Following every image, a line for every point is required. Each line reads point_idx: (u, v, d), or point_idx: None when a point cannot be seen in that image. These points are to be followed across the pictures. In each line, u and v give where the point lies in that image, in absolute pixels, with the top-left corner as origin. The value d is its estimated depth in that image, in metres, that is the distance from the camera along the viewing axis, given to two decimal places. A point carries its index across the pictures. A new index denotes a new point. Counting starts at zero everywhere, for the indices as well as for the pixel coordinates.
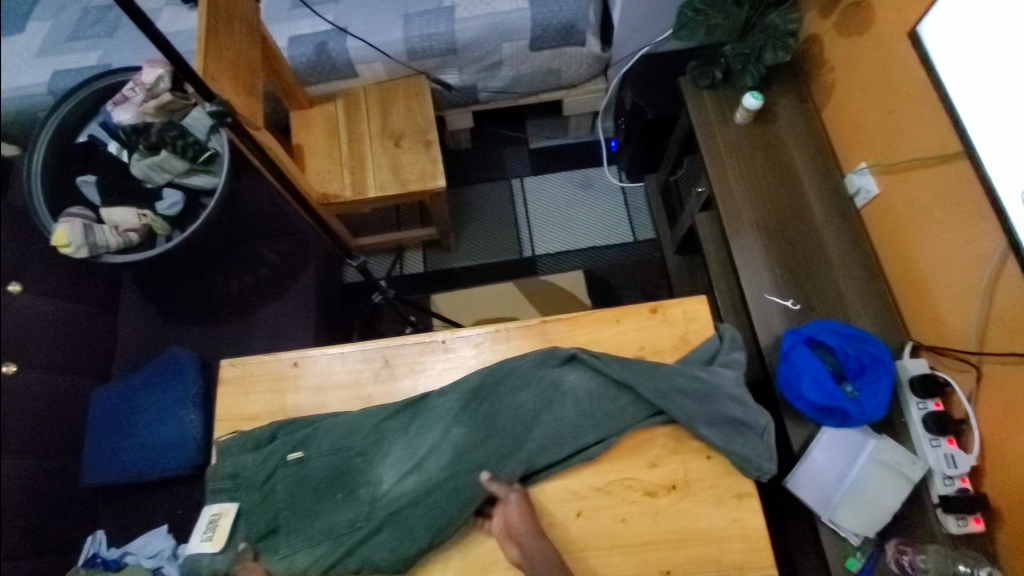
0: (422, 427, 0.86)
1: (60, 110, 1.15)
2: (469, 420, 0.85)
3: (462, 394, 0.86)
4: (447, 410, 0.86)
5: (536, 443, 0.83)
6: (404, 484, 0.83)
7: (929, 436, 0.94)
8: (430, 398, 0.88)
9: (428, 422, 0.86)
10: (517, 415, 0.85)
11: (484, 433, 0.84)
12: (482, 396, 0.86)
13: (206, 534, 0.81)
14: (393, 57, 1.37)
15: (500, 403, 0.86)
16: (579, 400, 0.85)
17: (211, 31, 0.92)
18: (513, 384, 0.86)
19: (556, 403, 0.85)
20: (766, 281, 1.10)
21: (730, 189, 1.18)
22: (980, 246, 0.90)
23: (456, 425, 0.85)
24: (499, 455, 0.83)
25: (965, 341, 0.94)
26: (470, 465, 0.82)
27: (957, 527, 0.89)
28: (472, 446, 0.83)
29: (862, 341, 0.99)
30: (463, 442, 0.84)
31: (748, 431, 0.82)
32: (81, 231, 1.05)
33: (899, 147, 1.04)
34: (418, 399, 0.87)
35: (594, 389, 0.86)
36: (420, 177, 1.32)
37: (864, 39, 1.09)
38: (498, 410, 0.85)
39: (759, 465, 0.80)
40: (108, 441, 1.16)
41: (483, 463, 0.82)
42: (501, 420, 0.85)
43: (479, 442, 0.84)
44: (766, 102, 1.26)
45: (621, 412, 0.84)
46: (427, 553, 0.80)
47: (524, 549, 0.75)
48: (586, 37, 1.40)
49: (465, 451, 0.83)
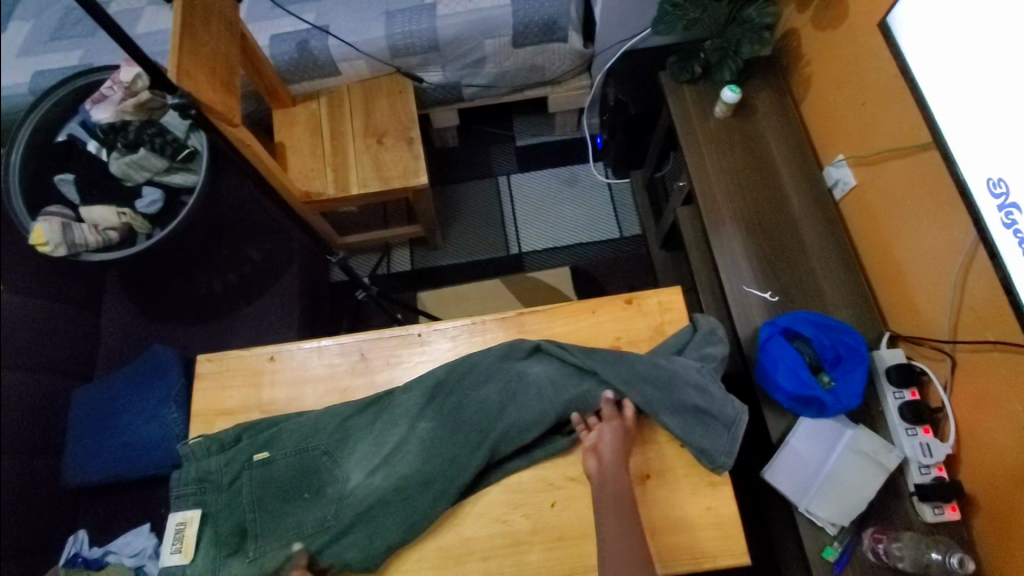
0: (387, 424, 0.86)
1: (39, 108, 1.15)
2: (434, 416, 0.85)
3: (427, 389, 0.86)
4: (412, 405, 0.86)
5: (500, 437, 0.82)
6: (370, 481, 0.83)
7: (906, 425, 0.94)
8: (396, 394, 0.88)
9: (393, 419, 0.86)
10: (481, 408, 0.85)
11: (449, 428, 0.84)
12: (446, 390, 0.87)
13: (174, 546, 0.81)
14: (376, 55, 1.37)
15: (464, 397, 0.86)
16: (542, 389, 0.85)
17: (187, 26, 0.92)
18: (477, 378, 0.87)
19: (519, 394, 0.85)
20: (744, 273, 1.11)
21: (709, 183, 1.19)
22: (952, 235, 0.90)
23: (421, 421, 0.85)
24: (465, 449, 0.83)
25: (939, 330, 0.95)
26: (437, 460, 0.82)
27: (933, 515, 0.90)
28: (438, 441, 0.84)
29: (838, 331, 0.99)
30: (429, 437, 0.84)
31: (716, 421, 0.82)
32: (59, 230, 1.06)
33: (874, 138, 1.05)
34: (384, 396, 0.88)
35: (556, 376, 0.86)
36: (402, 174, 1.33)
37: (839, 33, 1.10)
38: (462, 405, 0.86)
39: (715, 458, 0.81)
40: (91, 442, 1.16)
41: (449, 457, 0.82)
42: (467, 413, 0.85)
43: (445, 437, 0.84)
44: (745, 96, 1.26)
45: (588, 402, 0.85)
46: (397, 552, 0.80)
47: (602, 468, 0.78)
48: (568, 33, 1.40)
49: (431, 446, 0.84)
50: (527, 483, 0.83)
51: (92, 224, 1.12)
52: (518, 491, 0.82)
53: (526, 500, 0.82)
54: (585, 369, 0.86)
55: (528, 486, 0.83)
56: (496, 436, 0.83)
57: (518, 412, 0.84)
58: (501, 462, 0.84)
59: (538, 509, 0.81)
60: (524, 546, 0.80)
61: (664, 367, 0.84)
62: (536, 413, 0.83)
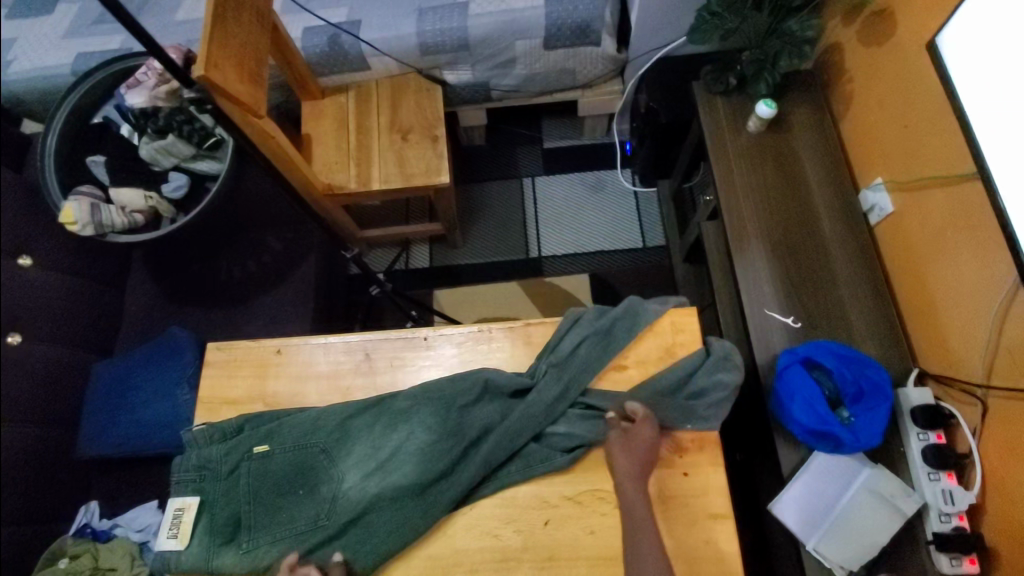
0: (387, 427, 0.85)
1: (77, 90, 1.18)
2: (434, 423, 0.85)
3: (431, 397, 0.86)
4: (412, 412, 0.85)
5: (492, 450, 0.82)
6: (366, 485, 0.83)
7: (928, 469, 0.90)
8: (396, 399, 0.87)
9: (393, 423, 0.86)
10: (481, 423, 0.85)
11: (447, 439, 0.84)
12: (447, 400, 0.86)
13: (171, 531, 0.82)
14: (406, 51, 1.36)
15: (464, 408, 0.86)
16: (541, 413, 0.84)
17: (218, 18, 0.93)
18: (477, 395, 0.86)
19: (519, 412, 0.84)
20: (766, 296, 1.07)
21: (737, 199, 1.15)
22: (993, 272, 0.85)
23: (419, 428, 0.85)
24: (458, 459, 0.83)
25: (972, 372, 0.89)
26: (432, 469, 0.82)
27: (950, 566, 0.85)
28: (434, 450, 0.83)
29: (860, 365, 0.95)
30: (427, 445, 0.84)
31: (719, 368, 0.84)
32: (88, 210, 1.08)
33: (915, 164, 0.99)
34: (384, 400, 0.87)
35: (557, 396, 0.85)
36: (424, 172, 1.32)
37: (885, 50, 1.05)
38: (463, 416, 0.86)
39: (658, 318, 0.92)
40: (106, 416, 1.19)
41: (446, 468, 0.82)
42: (465, 426, 0.85)
43: (444, 446, 0.83)
44: (780, 110, 1.21)
45: (586, 370, 0.87)
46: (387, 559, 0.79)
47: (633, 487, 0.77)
48: (601, 37, 1.37)
49: (428, 454, 0.83)
50: (522, 499, 0.81)
51: (120, 206, 1.16)
52: (512, 506, 0.81)
53: (520, 516, 0.81)
54: (590, 330, 0.89)
55: (523, 501, 0.81)
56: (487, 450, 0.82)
57: (514, 421, 0.84)
58: (493, 473, 0.83)
59: (531, 527, 0.80)
60: (513, 563, 0.78)
61: (654, 322, 0.90)
62: (525, 427, 0.83)
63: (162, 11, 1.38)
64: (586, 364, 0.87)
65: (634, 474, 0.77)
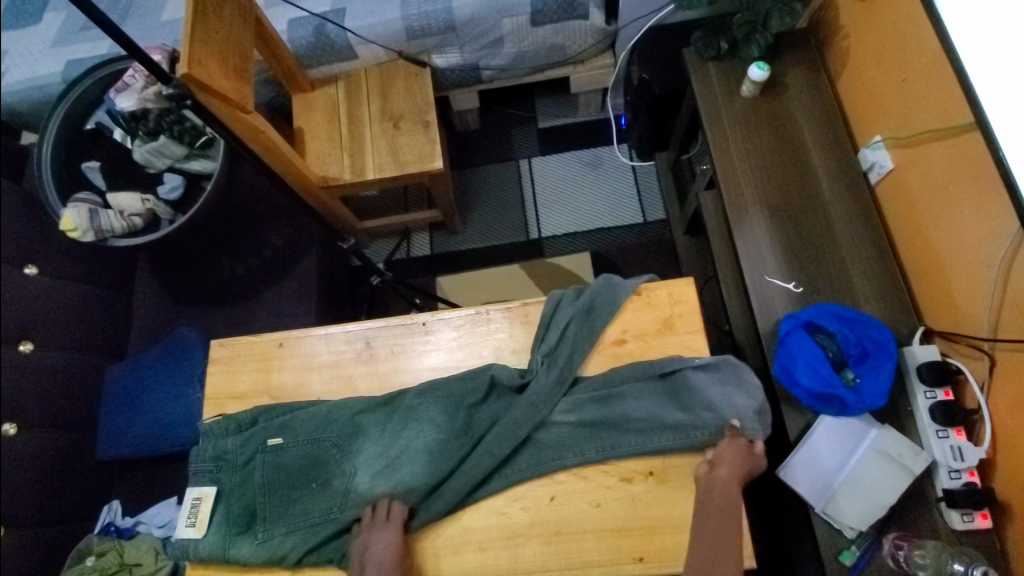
0: (397, 427, 0.87)
1: (69, 96, 1.19)
2: (443, 421, 0.87)
3: (440, 395, 0.87)
4: (423, 409, 0.87)
5: (497, 443, 0.84)
6: (377, 484, 0.85)
7: (937, 426, 0.89)
8: (407, 398, 0.88)
9: (403, 422, 0.87)
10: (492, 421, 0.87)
11: (457, 436, 0.86)
12: (455, 399, 0.87)
13: (189, 520, 0.85)
14: (393, 37, 1.34)
15: (474, 405, 0.87)
16: (541, 407, 0.86)
17: (199, 13, 0.92)
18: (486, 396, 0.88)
19: (531, 404, 0.86)
20: (767, 263, 1.05)
21: (732, 166, 1.13)
22: (994, 224, 0.83)
23: (430, 428, 0.86)
24: (467, 455, 0.85)
25: (977, 327, 0.88)
26: (441, 467, 0.85)
27: (961, 522, 0.85)
28: (443, 448, 0.86)
29: (863, 325, 0.94)
30: (436, 443, 0.86)
31: (727, 380, 0.84)
32: (87, 216, 1.12)
33: (913, 119, 0.97)
34: (396, 398, 0.89)
35: (557, 388, 0.86)
36: (418, 159, 1.31)
37: (879, 3, 1.02)
38: (472, 414, 0.87)
39: (622, 292, 0.91)
40: (120, 417, 1.21)
41: (453, 466, 0.85)
42: (477, 424, 0.87)
43: (452, 444, 0.86)
44: (773, 72, 1.19)
45: (575, 349, 0.88)
46: (460, 505, 0.83)
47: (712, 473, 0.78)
48: (589, 10, 1.34)
49: (439, 451, 0.85)
50: (528, 479, 0.83)
51: (118, 210, 1.18)
52: (519, 486, 0.83)
53: (527, 494, 0.83)
54: (573, 311, 0.90)
55: (529, 481, 0.83)
56: (493, 444, 0.84)
57: (518, 413, 0.85)
58: (500, 467, 0.84)
59: (538, 503, 0.82)
60: (521, 539, 0.81)
61: (632, 290, 0.92)
62: (529, 417, 0.85)
63: (147, 13, 1.37)
64: (574, 345, 0.88)
65: (710, 486, 0.77)
